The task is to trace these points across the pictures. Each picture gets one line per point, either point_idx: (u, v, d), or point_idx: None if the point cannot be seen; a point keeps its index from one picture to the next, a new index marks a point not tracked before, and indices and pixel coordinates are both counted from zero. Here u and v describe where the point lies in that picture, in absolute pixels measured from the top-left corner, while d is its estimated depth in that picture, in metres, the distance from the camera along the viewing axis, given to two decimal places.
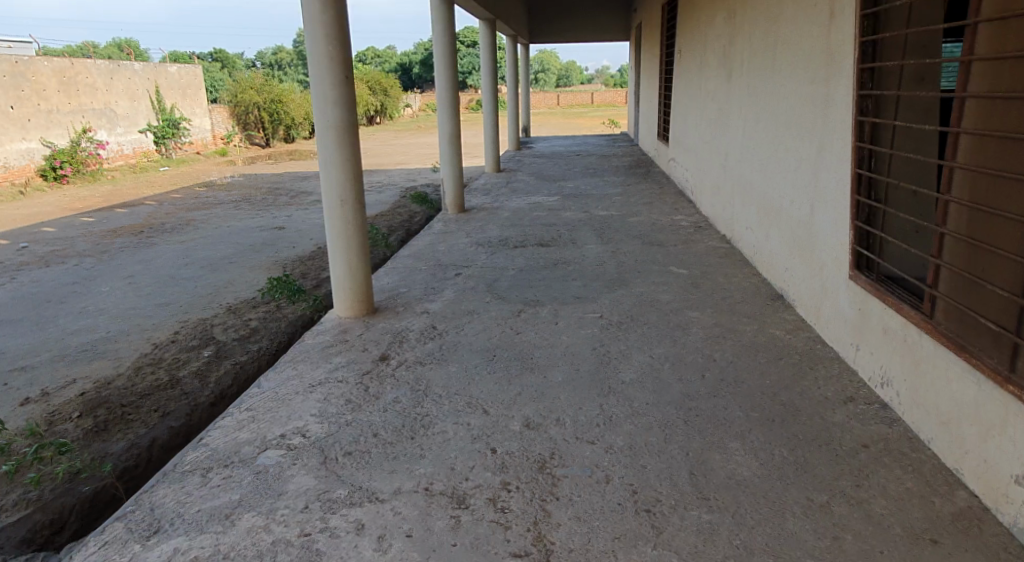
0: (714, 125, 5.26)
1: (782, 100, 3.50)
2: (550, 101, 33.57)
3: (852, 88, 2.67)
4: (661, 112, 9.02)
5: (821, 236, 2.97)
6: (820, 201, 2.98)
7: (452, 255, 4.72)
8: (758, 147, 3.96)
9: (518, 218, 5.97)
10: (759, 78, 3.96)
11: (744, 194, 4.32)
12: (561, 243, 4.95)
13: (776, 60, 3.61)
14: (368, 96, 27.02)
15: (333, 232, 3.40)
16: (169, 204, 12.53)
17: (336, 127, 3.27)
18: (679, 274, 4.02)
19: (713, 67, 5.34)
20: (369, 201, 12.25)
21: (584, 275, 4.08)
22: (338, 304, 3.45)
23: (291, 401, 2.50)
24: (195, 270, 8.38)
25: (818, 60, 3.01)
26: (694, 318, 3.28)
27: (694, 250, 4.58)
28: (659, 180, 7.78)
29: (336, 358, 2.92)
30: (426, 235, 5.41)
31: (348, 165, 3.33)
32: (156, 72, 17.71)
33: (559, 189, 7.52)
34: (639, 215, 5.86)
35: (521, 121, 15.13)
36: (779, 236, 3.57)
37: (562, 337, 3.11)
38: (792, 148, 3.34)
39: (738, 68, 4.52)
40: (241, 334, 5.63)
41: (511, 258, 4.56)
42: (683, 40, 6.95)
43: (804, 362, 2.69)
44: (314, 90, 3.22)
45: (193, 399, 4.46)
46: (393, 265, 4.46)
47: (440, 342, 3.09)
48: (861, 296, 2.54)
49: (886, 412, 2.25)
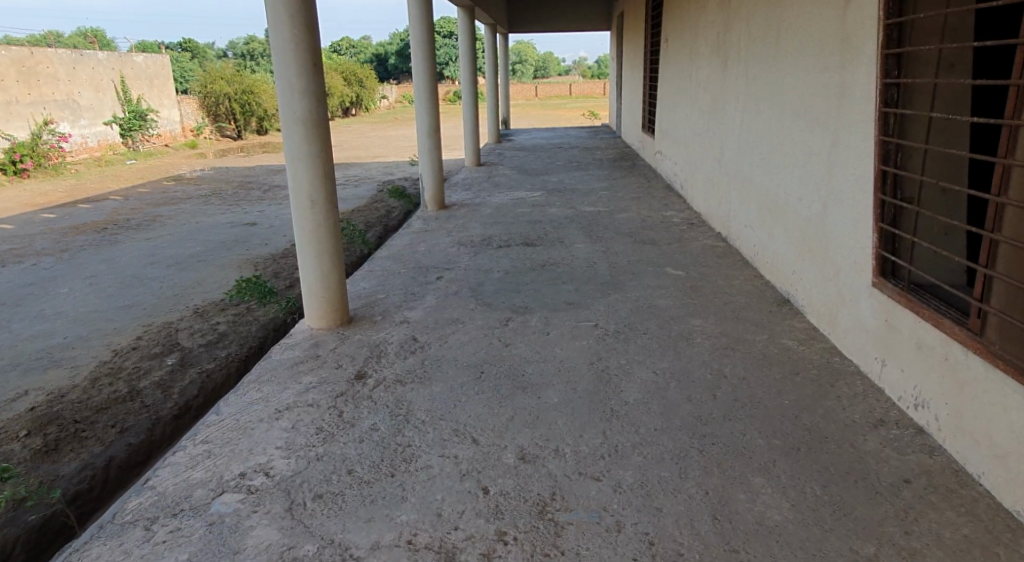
0: (707, 117, 5.02)
1: (787, 90, 3.26)
2: (529, 93, 33.20)
3: (873, 76, 2.42)
4: (646, 103, 8.78)
5: (835, 237, 2.74)
6: (834, 200, 2.75)
7: (433, 256, 4.43)
8: (759, 140, 3.72)
9: (502, 216, 5.69)
10: (760, 66, 3.71)
11: (743, 191, 4.09)
12: (548, 242, 4.69)
13: (780, 46, 3.36)
14: (343, 87, 26.50)
15: (304, 236, 3.08)
16: (136, 199, 12.02)
17: (304, 121, 2.93)
18: (676, 276, 3.77)
19: (705, 56, 5.08)
20: (344, 195, 11.87)
21: (576, 278, 3.82)
22: (310, 314, 3.14)
23: (253, 431, 2.20)
24: (161, 269, 7.98)
25: (831, 46, 2.76)
26: (698, 326, 3.03)
27: (689, 249, 4.34)
28: (645, 174, 7.55)
29: (307, 378, 2.61)
30: (404, 234, 5.10)
31: (319, 161, 3.00)
32: (121, 62, 17.04)
33: (543, 183, 7.24)
34: (627, 211, 5.62)
35: (501, 113, 14.83)
36: (784, 236, 3.34)
37: (555, 350, 2.84)
38: (801, 142, 3.09)
39: (734, 56, 4.27)
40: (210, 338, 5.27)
41: (495, 260, 4.28)
42: (670, 29, 6.71)
43: (824, 378, 2.45)
44: (278, 77, 2.89)
45: (154, 412, 4.09)
46: (369, 269, 4.15)
47: (421, 357, 2.80)
48: (887, 306, 2.31)
49: (923, 439, 2.02)
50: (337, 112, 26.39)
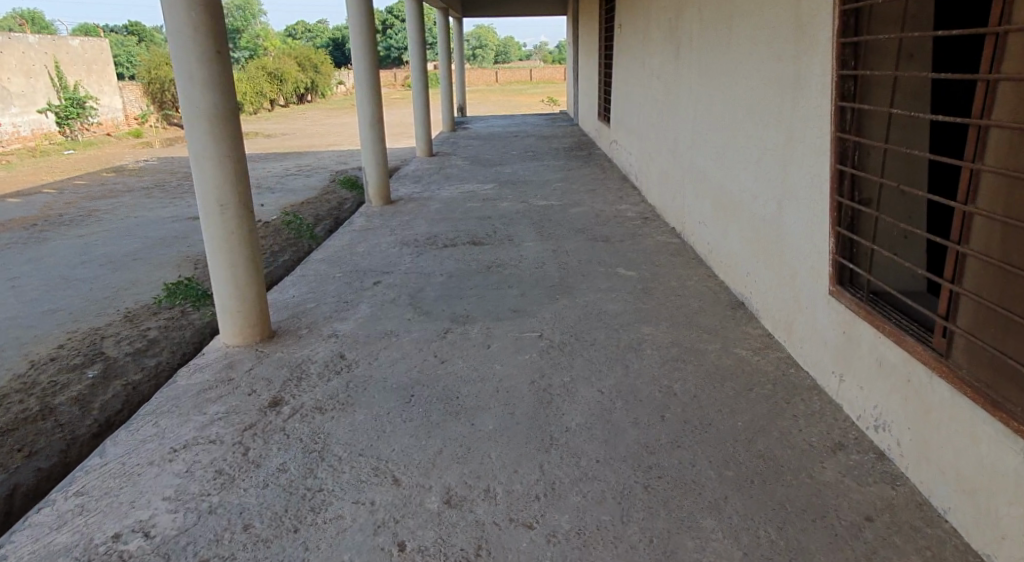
0: (661, 107, 4.83)
1: (741, 80, 3.06)
2: (489, 78, 32.71)
3: (829, 67, 2.23)
4: (602, 91, 8.57)
5: (791, 239, 2.56)
6: (789, 200, 2.56)
7: (373, 258, 4.15)
8: (713, 133, 3.52)
9: (450, 211, 5.42)
10: (713, 55, 3.50)
11: (697, 186, 3.91)
12: (497, 240, 4.45)
13: (733, 34, 3.16)
14: (297, 73, 25.70)
15: (215, 245, 2.76)
16: (71, 192, 11.37)
17: (209, 116, 2.60)
18: (628, 278, 3.57)
19: (658, 43, 4.88)
20: (295, 186, 11.42)
21: (522, 281, 3.59)
22: (225, 330, 2.84)
23: (139, 480, 1.92)
24: (94, 269, 7.49)
25: (786, 34, 2.56)
26: (648, 335, 2.83)
27: (642, 246, 4.15)
28: (601, 164, 7.36)
29: (213, 407, 2.33)
30: (345, 233, 4.80)
31: (229, 161, 2.69)
32: (55, 46, 16.10)
33: (496, 175, 6.98)
34: (581, 205, 5.41)
35: (457, 100, 14.49)
36: (739, 235, 3.15)
37: (495, 367, 2.61)
38: (756, 136, 2.90)
39: (686, 43, 4.07)
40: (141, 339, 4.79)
41: (439, 261, 4.03)
42: (623, 14, 6.49)
43: (780, 394, 2.27)
44: (177, 66, 2.55)
45: (69, 427, 3.62)
46: (302, 274, 3.85)
47: (346, 378, 2.54)
48: (845, 317, 2.13)
49: (885, 465, 1.85)
50: (291, 99, 25.60)
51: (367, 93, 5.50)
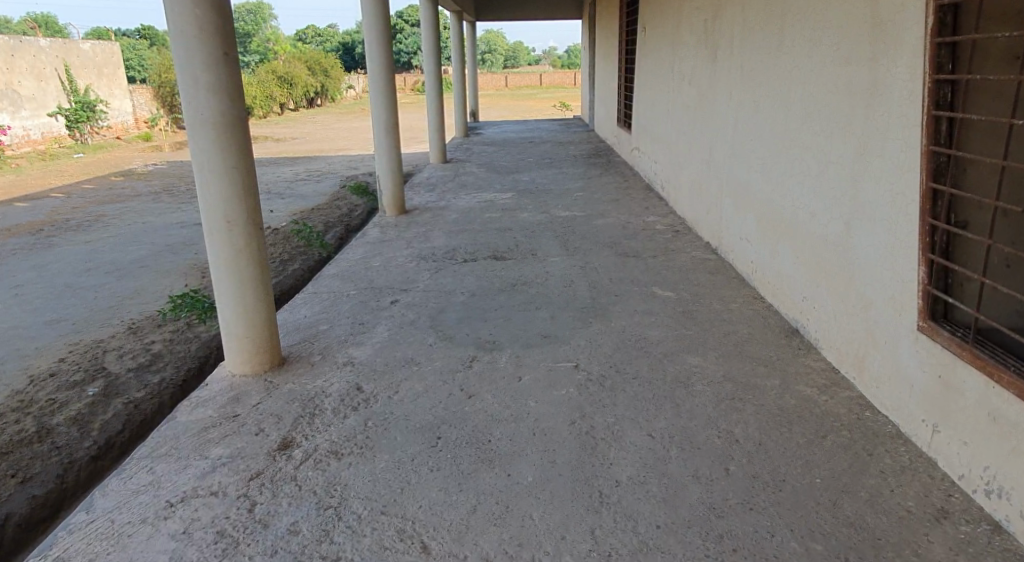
0: (693, 114, 4.56)
1: (797, 86, 2.79)
2: (500, 81, 32.51)
3: (916, 72, 1.95)
4: (622, 96, 8.32)
5: (861, 265, 2.28)
6: (859, 220, 2.29)
7: (389, 273, 3.90)
8: (760, 142, 3.25)
9: (468, 222, 5.17)
10: (759, 58, 3.24)
11: (737, 199, 3.64)
12: (520, 255, 4.19)
13: (786, 36, 2.90)
14: (308, 77, 25.59)
15: (220, 265, 2.49)
16: (79, 197, 11.20)
17: (215, 123, 2.35)
18: (665, 299, 3.30)
19: (690, 46, 4.61)
20: (305, 192, 11.22)
21: (551, 302, 3.33)
22: (230, 358, 2.58)
23: (130, 545, 1.67)
24: (99, 276, 7.28)
25: (857, 34, 2.29)
26: (696, 367, 2.56)
27: (676, 263, 3.88)
28: (623, 172, 7.10)
29: (217, 450, 2.07)
30: (359, 245, 4.56)
31: (237, 173, 2.43)
32: (66, 50, 15.98)
33: (514, 183, 6.72)
34: (606, 216, 5.15)
35: (470, 105, 14.27)
36: (792, 255, 2.88)
37: (529, 404, 2.35)
38: (815, 147, 2.63)
39: (726, 45, 3.79)
40: (145, 345, 4.44)
41: (460, 278, 3.77)
42: (648, 16, 6.23)
43: (860, 444, 1.99)
44: (180, 69, 2.30)
45: (67, 451, 3.22)
46: (313, 291, 3.59)
47: (365, 415, 2.29)
48: (941, 358, 1.85)
49: (1001, 540, 1.57)
50: (302, 103, 25.50)
51: (382, 100, 5.27)
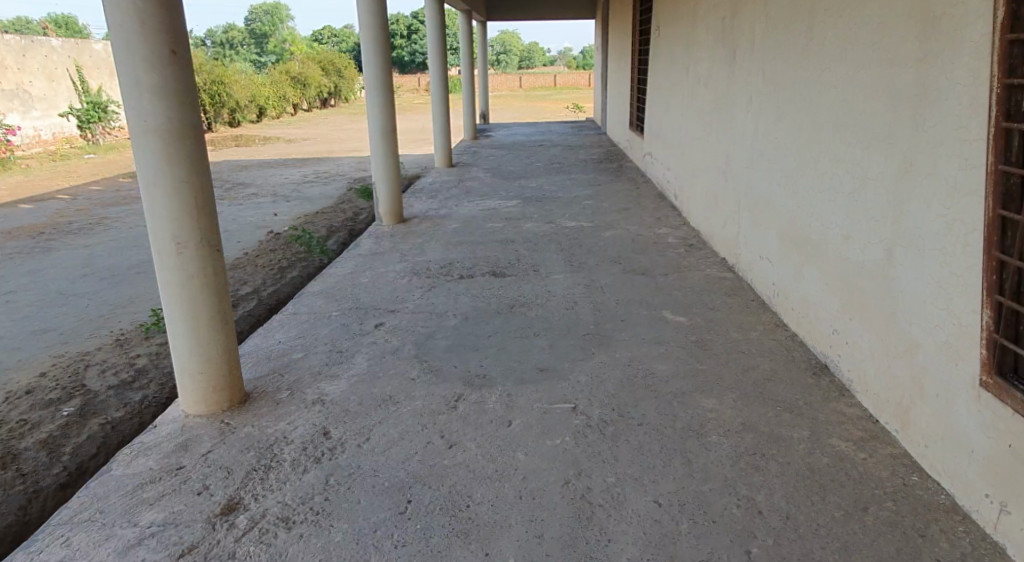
0: (709, 119, 4.23)
1: (828, 91, 2.46)
2: (513, 83, 32.21)
3: (980, 76, 1.62)
4: (634, 99, 7.98)
5: (905, 300, 1.95)
6: (902, 248, 1.96)
7: (378, 291, 3.61)
8: (784, 151, 2.91)
9: (469, 232, 4.87)
10: (784, 59, 2.90)
11: (756, 214, 3.32)
12: (521, 271, 3.89)
13: (816, 34, 2.56)
14: (321, 77, 25.44)
15: (168, 293, 2.20)
16: (84, 198, 11.02)
17: (162, 132, 2.05)
18: (677, 326, 2.97)
19: (708, 46, 4.27)
20: (312, 195, 10.99)
21: (551, 327, 3.02)
22: (184, 396, 2.29)
23: None
24: (94, 282, 7.05)
25: (904, 31, 1.95)
26: (712, 412, 2.22)
27: (689, 282, 3.55)
28: (635, 178, 6.77)
29: (149, 515, 1.78)
30: (350, 258, 4.28)
31: (189, 189, 2.13)
32: (78, 49, 15.86)
33: (520, 190, 6.41)
34: (615, 227, 4.83)
35: (480, 107, 14.00)
36: (821, 281, 2.54)
37: (517, 457, 2.04)
38: (848, 161, 2.30)
39: (747, 43, 3.45)
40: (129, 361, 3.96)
41: (454, 298, 3.46)
42: (663, 14, 5.88)
43: (909, 521, 1.65)
44: (120, 70, 2.00)
45: (32, 478, 2.69)
46: (292, 312, 3.31)
47: (328, 470, 1.98)
48: (1011, 423, 1.52)
49: None
50: (315, 104, 25.36)
51: (379, 105, 4.96)
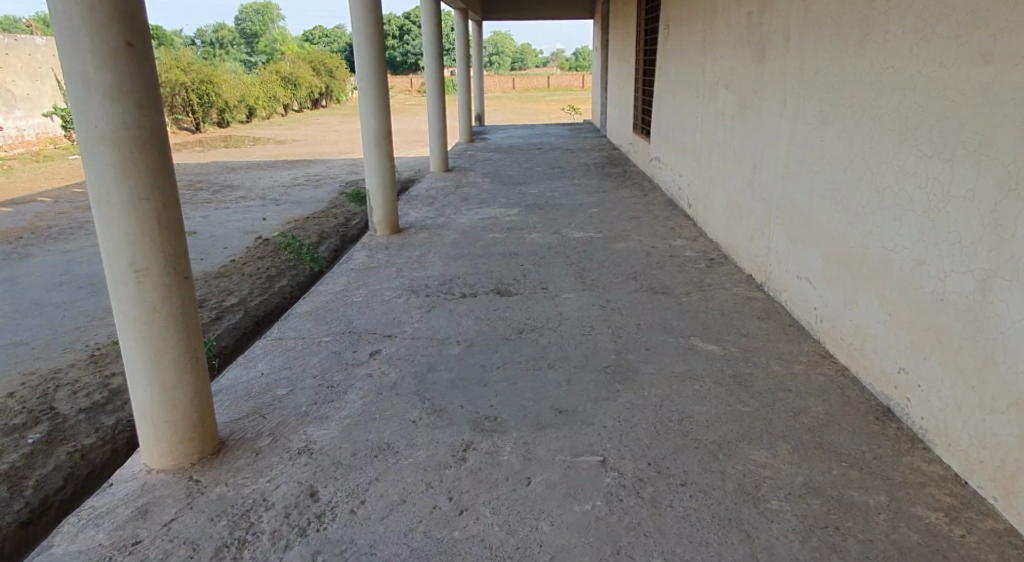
0: (731, 124, 3.92)
1: (892, 94, 2.15)
2: (507, 85, 31.86)
3: None
4: (638, 102, 7.68)
5: (1007, 344, 1.65)
6: (1005, 281, 1.66)
7: (373, 312, 3.28)
8: (831, 161, 2.60)
9: (469, 244, 4.54)
10: (831, 59, 2.60)
11: (793, 230, 3.01)
12: (529, 289, 3.56)
13: (875, 30, 2.26)
14: (313, 78, 25.04)
15: (127, 331, 1.84)
16: (66, 201, 10.59)
17: (118, 140, 1.71)
18: (709, 356, 2.66)
19: (730, 45, 3.96)
20: (303, 198, 10.61)
21: (567, 358, 2.70)
22: (147, 448, 1.94)
23: None
24: (72, 291, 6.65)
25: (1009, 24, 1.65)
26: (765, 469, 1.90)
27: (715, 303, 3.23)
28: (641, 184, 6.47)
29: None
30: (342, 273, 3.94)
31: (154, 207, 1.78)
32: None
33: (521, 196, 6.09)
34: (626, 238, 4.51)
35: (476, 109, 13.67)
36: (882, 310, 2.24)
37: (541, 530, 1.70)
38: (923, 176, 1.99)
39: (781, 41, 3.14)
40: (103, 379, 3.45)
41: (456, 321, 3.14)
42: (673, 12, 5.57)
43: None
44: (65, 64, 1.65)
45: None
46: (277, 337, 2.97)
47: (314, 549, 1.65)
48: None
49: None
50: (307, 105, 24.97)
51: (373, 106, 4.61)
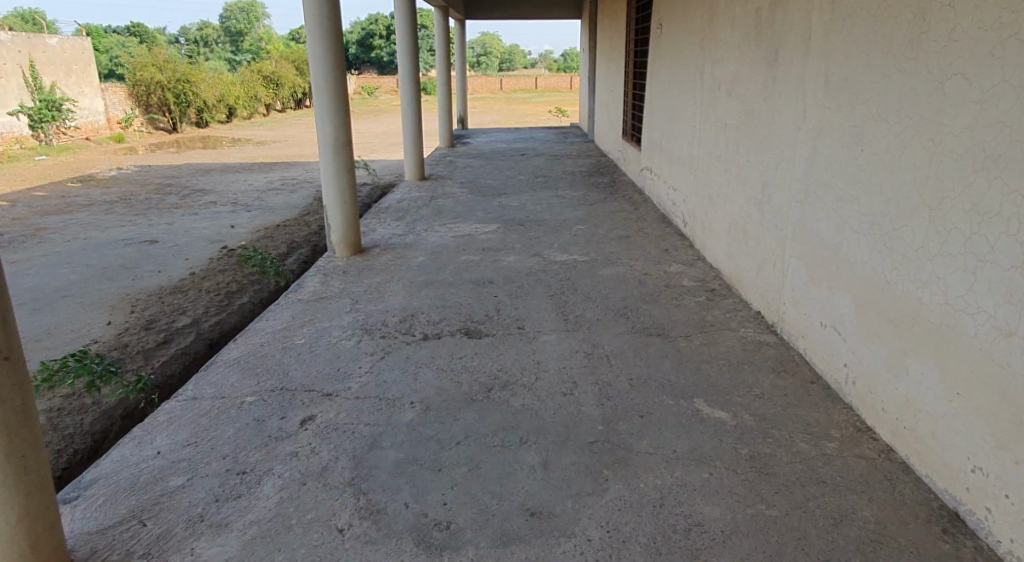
0: (736, 135, 3.42)
1: (963, 109, 1.65)
2: (494, 86, 31.33)
3: None
4: (627, 106, 7.19)
5: None
6: None
7: (315, 358, 2.74)
8: (869, 187, 2.10)
9: (439, 267, 4.02)
10: (868, 62, 2.10)
11: (814, 267, 2.51)
12: (503, 328, 3.04)
13: (936, 25, 1.76)
14: (295, 78, 24.37)
15: None
16: (23, 206, 9.85)
17: None
18: (719, 428, 2.15)
19: (734, 46, 3.47)
20: (276, 204, 10.00)
21: (544, 429, 2.18)
22: None
23: None
24: None
25: None
26: None
27: (722, 348, 2.73)
28: (630, 196, 5.98)
29: None
30: (288, 305, 3.39)
31: None
32: (31, 45, 14.48)
33: (501, 210, 5.57)
34: (615, 261, 4.01)
35: (459, 111, 13.12)
36: (943, 386, 1.74)
37: None
38: (1014, 221, 1.51)
39: (800, 40, 2.64)
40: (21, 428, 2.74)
41: (412, 374, 2.60)
42: (666, 11, 5.09)
43: None
44: None
45: None
46: (191, 396, 2.38)
47: None
48: None
49: None
50: (288, 105, 24.31)
51: (330, 112, 4.08)
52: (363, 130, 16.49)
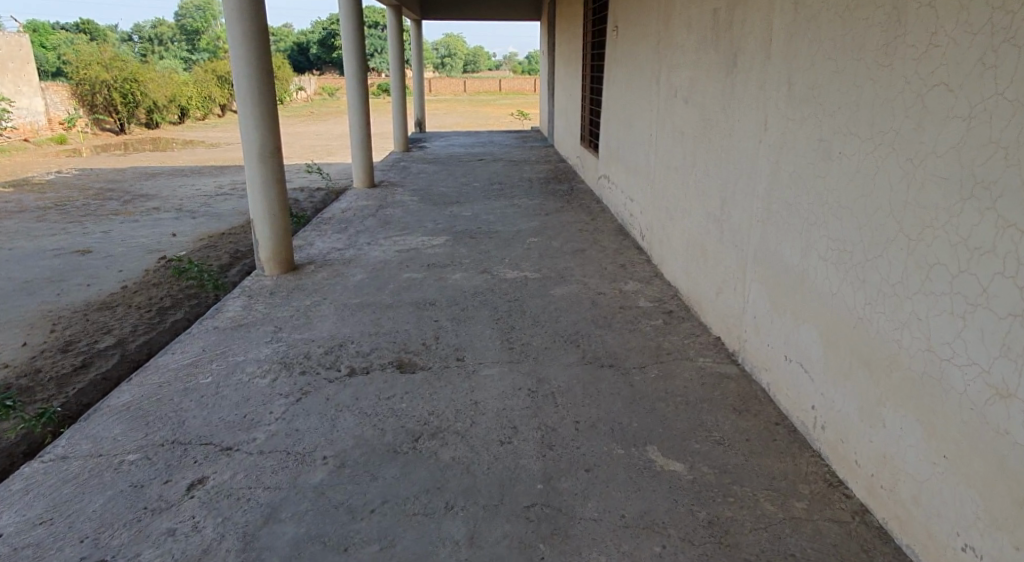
0: (694, 145, 3.18)
1: (948, 126, 1.42)
2: (457, 86, 30.94)
3: None
4: (585, 111, 6.94)
5: None
6: None
7: (220, 400, 2.40)
8: (840, 209, 1.86)
9: (378, 287, 3.69)
10: (836, 69, 1.87)
11: (777, 294, 2.28)
12: (439, 360, 2.74)
13: (913, 28, 1.53)
14: None
15: None
16: None
17: None
18: (673, 484, 1.88)
19: (690, 48, 3.23)
20: (223, 210, 9.51)
21: (473, 490, 1.88)
22: None
23: None
24: None
25: None
26: None
27: (679, 382, 2.48)
28: (588, 205, 5.74)
29: None
30: (202, 334, 3.03)
31: None
32: None
33: (452, 220, 5.26)
34: (568, 279, 3.74)
35: (417, 114, 12.74)
36: (929, 446, 1.51)
37: None
38: (1014, 261, 1.28)
39: (761, 42, 2.40)
40: None
41: (330, 420, 2.27)
42: (622, 12, 4.85)
43: None
44: None
45: None
46: (61, 456, 2.02)
47: None
48: None
49: None
50: None
51: (254, 116, 3.71)
52: (321, 131, 15.98)
